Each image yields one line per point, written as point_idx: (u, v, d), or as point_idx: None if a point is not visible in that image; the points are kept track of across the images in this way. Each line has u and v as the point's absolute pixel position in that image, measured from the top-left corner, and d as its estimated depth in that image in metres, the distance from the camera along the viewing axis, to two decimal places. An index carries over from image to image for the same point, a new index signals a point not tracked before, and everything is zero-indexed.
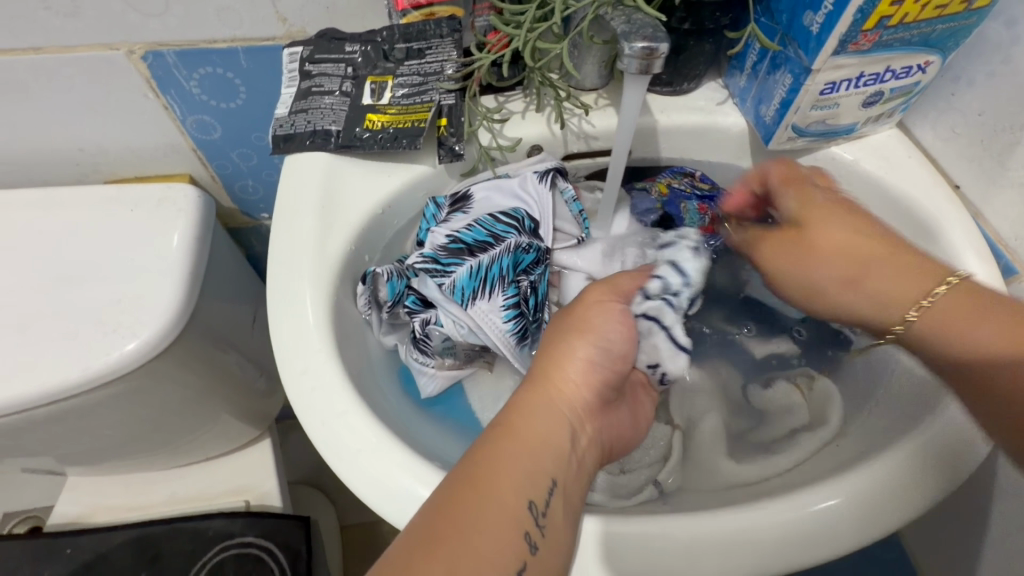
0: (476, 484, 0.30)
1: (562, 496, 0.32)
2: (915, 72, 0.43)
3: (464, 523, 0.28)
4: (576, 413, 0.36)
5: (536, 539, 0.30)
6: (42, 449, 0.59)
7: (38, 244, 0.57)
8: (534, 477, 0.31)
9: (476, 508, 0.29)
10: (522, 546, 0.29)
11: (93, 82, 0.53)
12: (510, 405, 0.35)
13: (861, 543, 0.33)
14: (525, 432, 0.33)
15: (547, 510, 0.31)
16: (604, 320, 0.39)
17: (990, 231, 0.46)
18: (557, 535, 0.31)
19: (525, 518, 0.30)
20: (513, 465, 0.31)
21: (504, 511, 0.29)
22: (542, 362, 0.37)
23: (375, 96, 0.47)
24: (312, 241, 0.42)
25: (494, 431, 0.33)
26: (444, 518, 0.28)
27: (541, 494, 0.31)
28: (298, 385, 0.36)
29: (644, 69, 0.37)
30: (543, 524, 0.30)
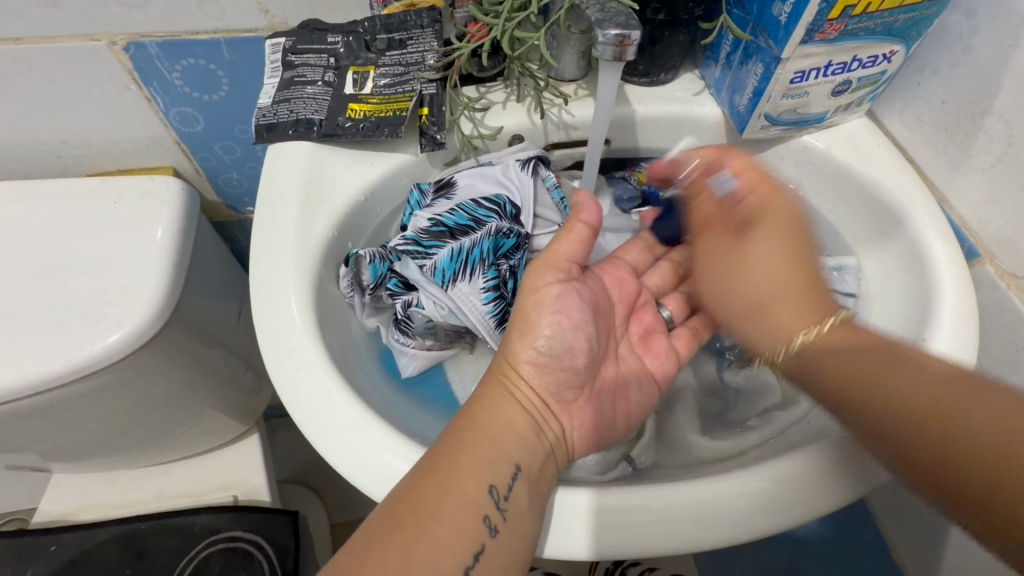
0: (435, 475, 0.32)
1: (526, 480, 0.35)
2: (881, 62, 0.45)
3: (422, 510, 0.31)
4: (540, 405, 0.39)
5: (496, 523, 0.32)
6: (24, 443, 0.59)
7: (20, 237, 0.57)
8: (493, 465, 0.34)
9: (439, 495, 0.32)
10: (479, 529, 0.32)
11: (74, 72, 0.53)
12: (475, 400, 0.38)
13: (828, 511, 0.34)
14: (485, 425, 0.36)
15: (509, 495, 0.33)
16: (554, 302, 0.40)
17: (954, 216, 0.48)
18: (519, 521, 0.32)
19: (484, 503, 0.33)
20: (474, 456, 0.34)
21: (462, 499, 0.32)
22: (495, 362, 0.40)
23: (357, 85, 0.47)
24: (296, 228, 0.42)
25: (458, 424, 0.36)
26: (405, 505, 0.31)
27: (502, 480, 0.34)
28: (282, 367, 0.37)
29: (618, 56, 0.38)
30: (504, 508, 0.33)
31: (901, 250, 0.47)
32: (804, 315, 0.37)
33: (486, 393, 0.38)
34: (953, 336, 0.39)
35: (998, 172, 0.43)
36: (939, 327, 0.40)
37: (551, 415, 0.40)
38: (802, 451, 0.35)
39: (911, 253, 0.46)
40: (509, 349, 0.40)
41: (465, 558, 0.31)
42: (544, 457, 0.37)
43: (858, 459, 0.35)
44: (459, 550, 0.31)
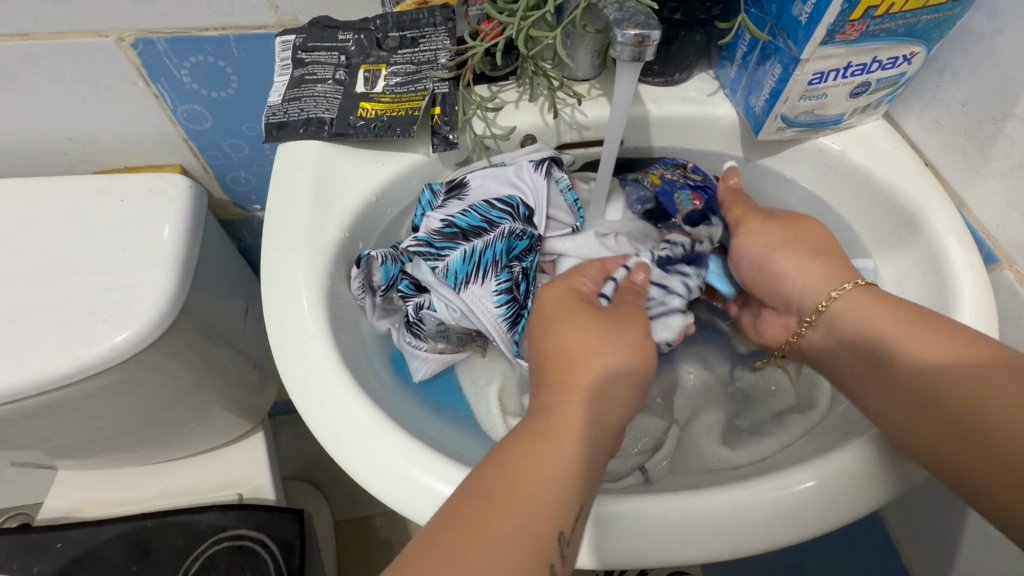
0: (501, 503, 0.27)
1: (588, 521, 0.29)
2: (901, 63, 0.44)
3: (485, 547, 0.25)
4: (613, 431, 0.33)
5: (558, 569, 0.27)
6: (31, 441, 0.59)
7: (27, 233, 0.56)
8: (565, 498, 0.28)
9: (502, 527, 0.26)
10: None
11: (82, 68, 0.52)
12: (543, 412, 0.32)
13: (846, 521, 0.34)
14: (559, 444, 0.30)
15: (572, 540, 0.28)
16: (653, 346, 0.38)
17: (973, 221, 0.47)
18: (576, 567, 0.28)
19: (552, 549, 0.27)
20: (547, 483, 0.28)
21: (529, 538, 0.26)
22: (578, 368, 0.34)
23: (369, 84, 0.47)
24: (307, 229, 0.42)
25: (525, 440, 0.30)
26: (463, 534, 0.25)
27: (569, 521, 0.28)
28: (294, 370, 0.36)
29: (637, 56, 0.38)
30: (566, 553, 0.27)
31: (918, 255, 0.46)
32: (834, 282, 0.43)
33: (558, 406, 0.32)
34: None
35: (1018, 177, 0.43)
36: None
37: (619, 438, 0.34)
38: (821, 461, 0.35)
39: (929, 258, 0.45)
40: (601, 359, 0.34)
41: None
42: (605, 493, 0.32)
43: (876, 468, 0.35)
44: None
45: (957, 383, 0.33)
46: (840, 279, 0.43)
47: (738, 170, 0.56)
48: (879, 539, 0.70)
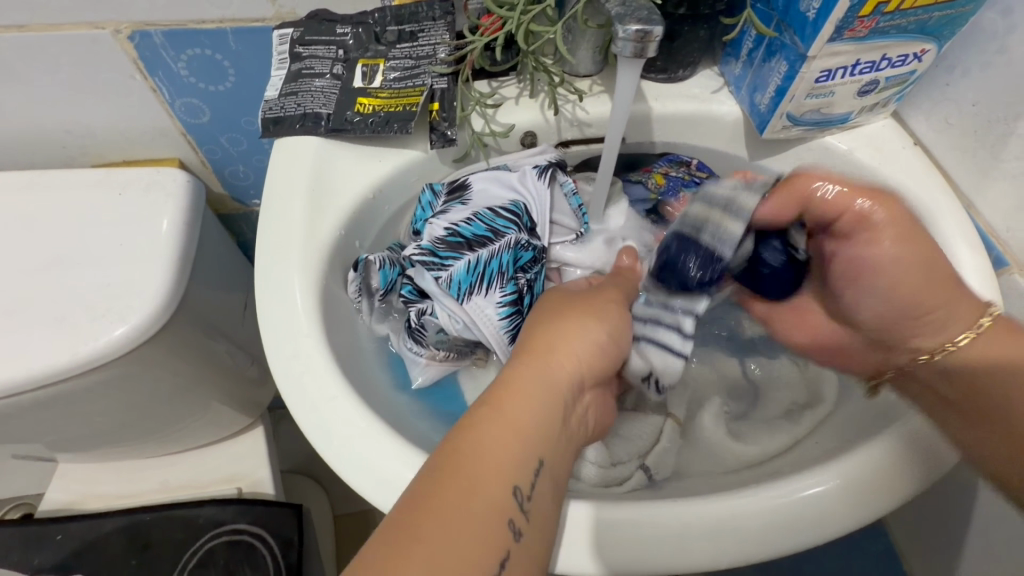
0: (458, 470, 0.28)
1: (550, 477, 0.31)
2: (910, 61, 0.43)
3: (443, 516, 0.26)
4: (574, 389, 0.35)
5: (520, 527, 0.28)
6: (30, 434, 0.59)
7: (25, 227, 0.56)
8: (525, 460, 0.30)
9: (459, 492, 0.27)
10: (504, 534, 0.27)
11: (79, 61, 0.52)
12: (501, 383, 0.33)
13: (849, 529, 0.33)
14: (518, 411, 0.31)
15: (531, 496, 0.29)
16: (619, 313, 0.41)
17: (981, 223, 0.46)
18: (537, 522, 0.29)
19: (509, 507, 0.28)
20: (501, 446, 0.30)
21: (485, 500, 0.28)
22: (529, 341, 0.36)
23: (367, 79, 0.46)
24: (302, 225, 0.41)
25: (480, 410, 0.31)
26: (420, 507, 0.26)
27: (526, 479, 0.29)
28: (288, 370, 0.36)
29: (639, 52, 0.37)
30: (527, 510, 0.29)
31: None
32: (966, 308, 0.38)
33: (528, 372, 0.34)
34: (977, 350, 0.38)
35: None
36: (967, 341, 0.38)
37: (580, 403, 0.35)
38: (824, 467, 0.34)
39: None
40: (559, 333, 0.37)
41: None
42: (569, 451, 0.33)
43: (878, 476, 0.34)
44: (483, 558, 0.26)
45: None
46: (971, 316, 0.38)
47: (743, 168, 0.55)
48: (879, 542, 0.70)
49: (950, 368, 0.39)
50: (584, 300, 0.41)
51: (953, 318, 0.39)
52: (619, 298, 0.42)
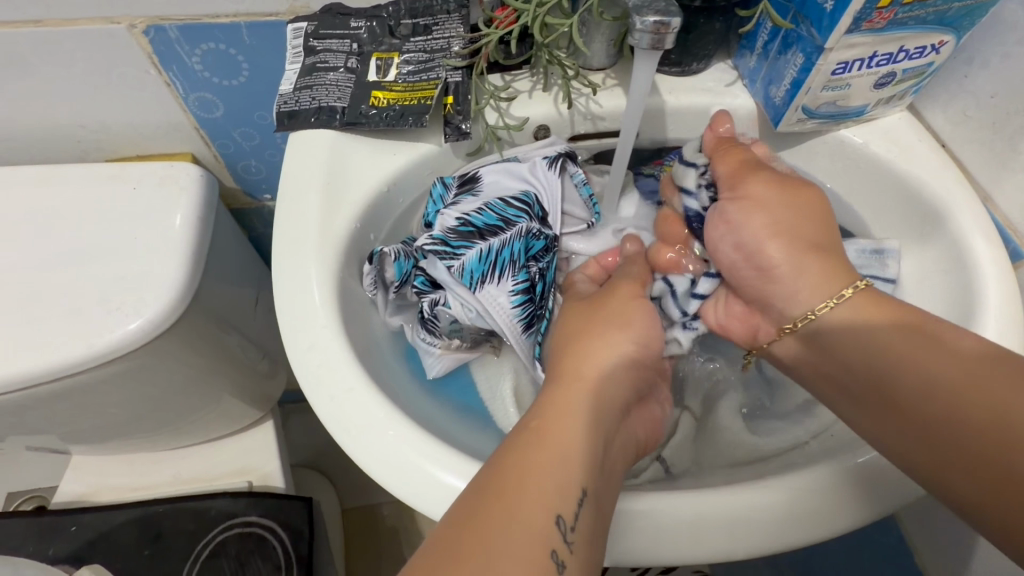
0: (500, 493, 0.27)
1: (594, 506, 0.29)
2: (928, 53, 0.42)
3: (486, 539, 0.25)
4: (610, 409, 0.34)
5: (564, 559, 0.27)
6: (46, 426, 0.60)
7: (41, 221, 0.57)
8: (567, 485, 0.29)
9: (502, 518, 0.26)
10: (546, 565, 0.26)
11: (94, 56, 0.52)
12: (540, 408, 0.33)
13: (864, 521, 0.33)
14: (559, 432, 0.31)
15: (577, 525, 0.28)
16: (642, 312, 0.41)
17: (998, 217, 0.46)
18: (586, 553, 0.27)
19: (553, 536, 0.27)
20: (543, 471, 0.29)
21: (528, 529, 0.27)
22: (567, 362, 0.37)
23: (381, 72, 0.46)
24: (318, 219, 0.42)
25: (521, 435, 0.31)
26: (465, 531, 0.26)
27: (570, 507, 0.28)
28: (305, 361, 0.36)
29: (656, 44, 0.37)
30: (571, 541, 0.27)
31: (940, 252, 0.45)
32: (831, 285, 0.38)
33: (565, 393, 0.34)
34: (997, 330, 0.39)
35: None
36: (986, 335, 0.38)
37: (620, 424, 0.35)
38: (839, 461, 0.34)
39: (952, 255, 0.44)
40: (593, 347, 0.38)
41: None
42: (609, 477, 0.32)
43: (893, 470, 0.34)
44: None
45: (926, 394, 0.31)
46: (835, 282, 0.38)
47: None
48: (889, 537, 0.70)
49: (817, 336, 0.38)
50: (612, 307, 0.41)
51: (801, 284, 0.39)
52: (642, 296, 0.43)
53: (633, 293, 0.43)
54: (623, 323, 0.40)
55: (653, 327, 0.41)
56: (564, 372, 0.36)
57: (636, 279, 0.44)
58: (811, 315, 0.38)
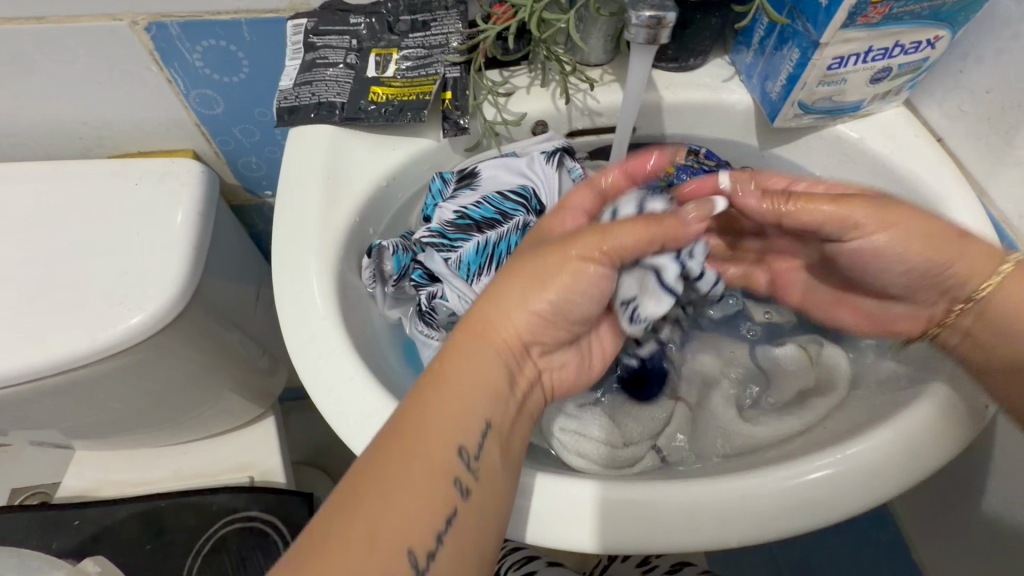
0: (402, 440, 0.31)
1: (497, 438, 0.34)
2: (924, 48, 0.43)
3: (387, 481, 0.29)
4: (511, 352, 0.37)
5: (468, 486, 0.31)
6: (50, 420, 0.60)
7: (43, 217, 0.57)
8: (465, 424, 0.33)
9: (401, 461, 0.30)
10: (450, 493, 0.31)
11: (96, 53, 0.52)
12: (444, 350, 0.36)
13: (857, 510, 0.33)
14: (455, 378, 0.34)
15: (479, 455, 0.32)
16: (581, 276, 0.36)
17: (994, 211, 0.46)
18: (490, 479, 0.32)
19: (456, 466, 0.31)
20: (441, 416, 0.32)
21: (431, 467, 0.31)
22: (481, 309, 0.37)
23: (380, 68, 0.47)
24: (318, 213, 0.42)
25: (423, 378, 0.34)
26: (367, 476, 0.30)
27: (472, 440, 0.32)
28: (304, 353, 0.37)
29: (652, 39, 0.37)
30: (475, 468, 0.32)
31: None
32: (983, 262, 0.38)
33: (470, 337, 0.36)
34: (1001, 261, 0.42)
35: None
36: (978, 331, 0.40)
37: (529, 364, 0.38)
38: (834, 452, 0.34)
39: None
40: (518, 295, 0.36)
41: (427, 545, 0.29)
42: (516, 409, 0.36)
43: (889, 461, 0.34)
44: (430, 518, 0.30)
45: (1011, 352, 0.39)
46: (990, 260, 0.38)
47: (754, 157, 0.55)
48: (887, 533, 0.69)
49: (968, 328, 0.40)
50: (548, 259, 0.36)
51: (967, 270, 0.39)
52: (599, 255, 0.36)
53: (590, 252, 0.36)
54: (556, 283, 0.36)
55: (598, 290, 0.37)
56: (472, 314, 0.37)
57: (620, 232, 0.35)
58: (975, 297, 0.39)
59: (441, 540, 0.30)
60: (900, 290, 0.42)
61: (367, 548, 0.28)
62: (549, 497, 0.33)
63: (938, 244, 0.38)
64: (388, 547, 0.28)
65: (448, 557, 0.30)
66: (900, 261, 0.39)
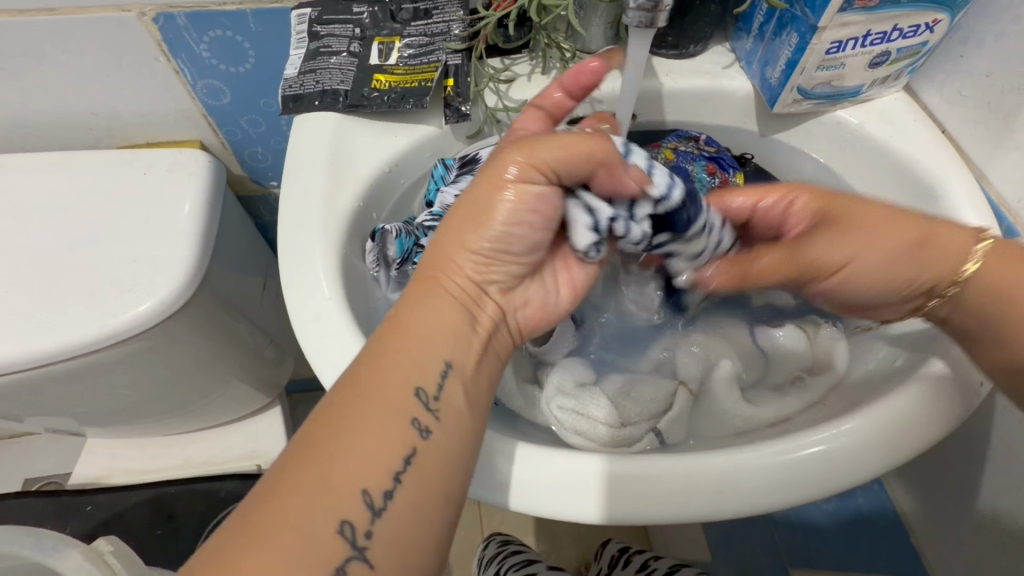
0: (357, 384, 0.32)
1: (456, 377, 0.34)
2: (923, 31, 0.43)
3: (342, 423, 0.30)
4: (468, 299, 0.37)
5: (427, 425, 0.32)
6: (63, 405, 0.62)
7: (55, 206, 0.58)
8: (420, 367, 0.33)
9: (356, 404, 0.31)
10: (409, 433, 0.31)
11: (105, 44, 0.53)
12: (402, 301, 0.36)
13: (851, 485, 0.34)
14: (411, 326, 0.35)
15: (439, 396, 0.33)
16: (522, 198, 0.35)
17: (993, 195, 0.46)
18: (450, 419, 0.33)
19: (414, 406, 0.32)
20: (397, 360, 0.33)
21: (385, 407, 0.31)
22: (436, 259, 0.38)
23: (383, 56, 0.47)
24: (323, 197, 0.43)
25: (380, 328, 0.34)
26: (325, 419, 0.30)
27: (430, 382, 0.33)
28: (310, 331, 0.38)
29: (649, 22, 0.38)
30: (434, 408, 0.32)
31: None
32: (952, 255, 0.38)
33: (427, 286, 0.37)
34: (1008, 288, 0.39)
35: None
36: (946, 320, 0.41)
37: (488, 306, 0.38)
38: (829, 429, 0.35)
39: None
40: (465, 238, 0.37)
41: (383, 483, 0.30)
42: (478, 352, 0.36)
43: (884, 438, 0.34)
44: (389, 458, 0.30)
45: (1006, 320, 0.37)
46: (943, 258, 0.38)
47: (754, 143, 0.55)
48: None
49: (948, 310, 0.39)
50: (488, 197, 0.36)
51: (940, 259, 0.38)
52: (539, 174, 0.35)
53: (524, 175, 0.35)
54: (498, 213, 0.36)
55: (542, 211, 0.37)
56: (428, 268, 0.38)
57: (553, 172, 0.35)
58: (956, 282, 0.38)
59: (400, 479, 0.30)
60: (884, 296, 0.41)
61: (322, 489, 0.28)
62: (550, 470, 0.34)
63: (918, 239, 0.38)
64: (343, 486, 0.29)
65: (407, 496, 0.30)
66: (873, 271, 0.40)
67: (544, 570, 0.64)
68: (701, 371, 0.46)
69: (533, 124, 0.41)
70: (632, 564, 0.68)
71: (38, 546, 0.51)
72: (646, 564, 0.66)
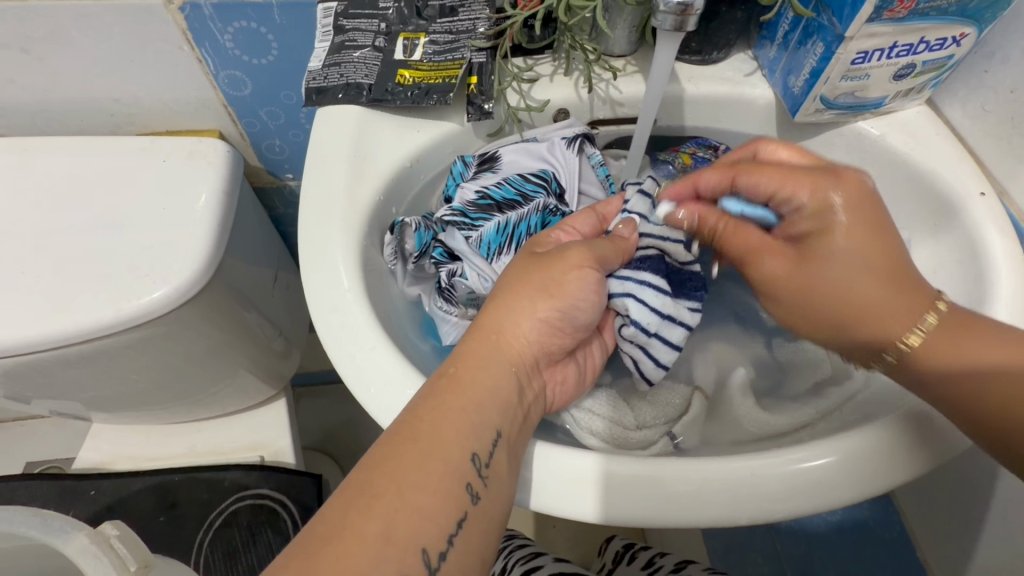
0: (417, 439, 0.32)
1: (507, 446, 0.34)
2: (950, 45, 0.43)
3: (402, 475, 0.30)
4: (521, 366, 0.38)
5: (478, 490, 0.32)
6: (74, 388, 0.62)
7: (74, 190, 0.59)
8: (477, 431, 0.33)
9: (419, 467, 0.31)
10: (461, 498, 0.31)
11: (131, 31, 0.53)
12: (456, 355, 0.37)
13: (867, 495, 0.34)
14: (468, 388, 0.35)
15: (490, 463, 0.33)
16: (578, 283, 0.39)
17: (1015, 211, 0.45)
18: (497, 486, 0.33)
19: (467, 471, 0.32)
20: (453, 419, 0.33)
21: (446, 471, 0.32)
22: (486, 316, 0.38)
23: (407, 52, 0.47)
24: (343, 189, 0.43)
25: (439, 383, 0.35)
26: (383, 468, 0.30)
27: (485, 446, 0.33)
28: (328, 321, 0.38)
29: (679, 25, 0.39)
30: (485, 475, 0.32)
31: (954, 243, 0.45)
32: (908, 302, 0.36)
33: (477, 348, 0.37)
34: (1009, 294, 0.40)
35: None
36: (992, 309, 0.39)
37: (534, 378, 0.39)
38: (844, 439, 0.34)
39: (965, 245, 0.44)
40: (524, 304, 0.38)
41: (439, 544, 0.30)
42: (522, 421, 0.36)
43: (903, 447, 0.34)
44: (441, 518, 0.30)
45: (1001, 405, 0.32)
46: (916, 304, 0.36)
47: None
48: (893, 532, 0.66)
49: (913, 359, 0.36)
50: (553, 277, 0.38)
51: (891, 306, 0.37)
52: (592, 263, 0.39)
53: (584, 265, 0.39)
54: (559, 296, 0.38)
55: (596, 294, 0.39)
56: (479, 327, 0.38)
57: (590, 248, 0.40)
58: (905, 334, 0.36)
59: (453, 541, 0.30)
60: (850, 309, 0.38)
61: (384, 541, 0.28)
62: (564, 468, 0.34)
63: (901, 282, 0.37)
64: (404, 542, 0.29)
65: (456, 561, 0.30)
66: (846, 266, 0.37)
67: (552, 561, 0.65)
68: (716, 376, 0.47)
69: (584, 224, 0.44)
70: (637, 561, 0.67)
71: (44, 526, 0.51)
72: (651, 561, 0.66)
